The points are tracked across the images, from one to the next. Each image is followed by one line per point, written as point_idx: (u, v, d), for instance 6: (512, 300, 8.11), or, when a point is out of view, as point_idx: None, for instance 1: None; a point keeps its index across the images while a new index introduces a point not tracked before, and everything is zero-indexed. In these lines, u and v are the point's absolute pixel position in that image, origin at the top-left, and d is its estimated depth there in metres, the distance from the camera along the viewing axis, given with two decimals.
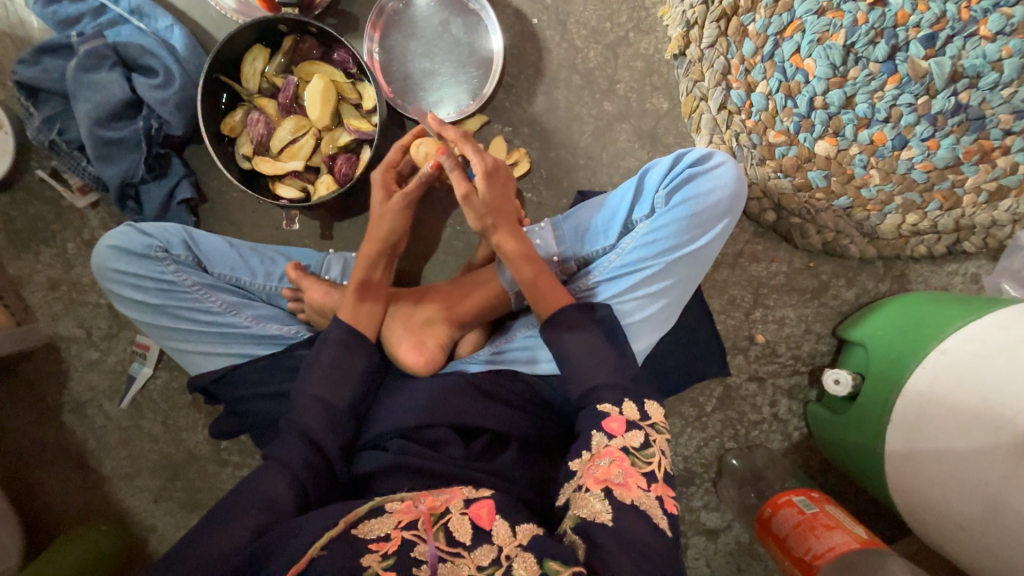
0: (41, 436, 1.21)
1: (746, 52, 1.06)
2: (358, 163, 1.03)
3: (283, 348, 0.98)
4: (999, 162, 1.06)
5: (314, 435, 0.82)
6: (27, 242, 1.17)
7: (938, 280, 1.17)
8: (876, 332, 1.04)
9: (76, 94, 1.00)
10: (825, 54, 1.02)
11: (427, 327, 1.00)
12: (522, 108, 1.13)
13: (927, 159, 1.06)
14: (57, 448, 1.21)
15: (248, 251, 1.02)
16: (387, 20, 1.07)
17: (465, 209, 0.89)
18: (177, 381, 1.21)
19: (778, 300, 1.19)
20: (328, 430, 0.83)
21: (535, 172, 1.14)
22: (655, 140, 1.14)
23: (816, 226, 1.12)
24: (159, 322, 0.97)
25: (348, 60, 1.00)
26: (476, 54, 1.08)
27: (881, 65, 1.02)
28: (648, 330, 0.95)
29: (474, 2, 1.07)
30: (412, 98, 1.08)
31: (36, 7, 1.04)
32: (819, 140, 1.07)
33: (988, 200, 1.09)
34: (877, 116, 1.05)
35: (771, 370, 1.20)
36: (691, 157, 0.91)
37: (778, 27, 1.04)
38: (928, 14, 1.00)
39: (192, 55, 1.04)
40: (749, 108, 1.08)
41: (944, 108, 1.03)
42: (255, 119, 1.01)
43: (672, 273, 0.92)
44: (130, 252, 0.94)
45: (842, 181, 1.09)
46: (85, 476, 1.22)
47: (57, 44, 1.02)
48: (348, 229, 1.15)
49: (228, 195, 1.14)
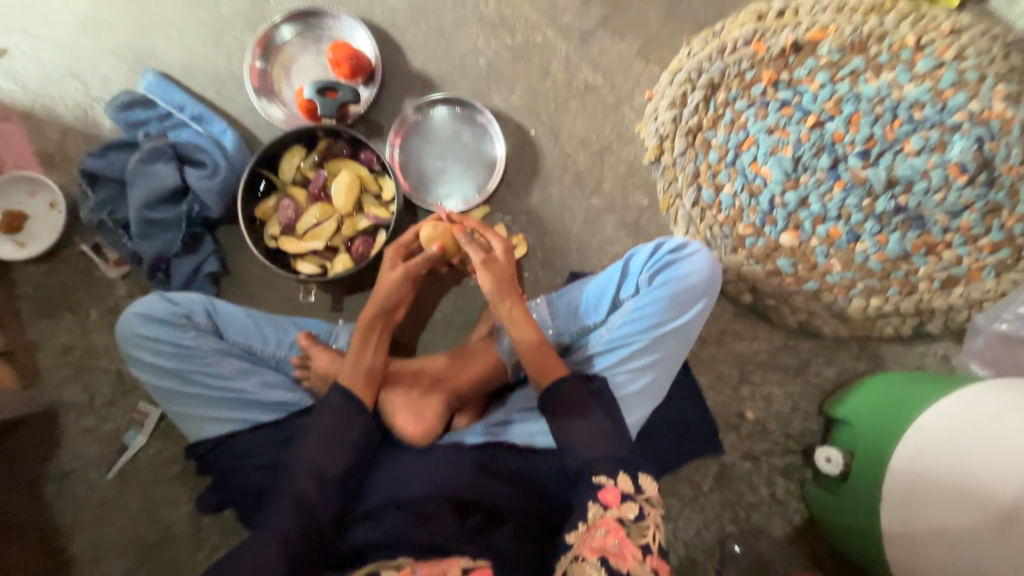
0: (19, 508, 1.19)
1: (711, 160, 1.23)
2: (373, 245, 1.15)
3: (285, 415, 1.01)
4: (944, 254, 1.20)
5: (307, 503, 0.84)
6: (52, 308, 1.24)
7: (910, 360, 1.24)
8: (861, 409, 1.08)
9: (133, 181, 1.15)
10: (778, 163, 1.20)
11: (426, 397, 1.03)
12: (521, 200, 1.28)
13: (879, 250, 1.20)
14: (32, 521, 1.19)
15: (263, 319, 1.08)
16: (407, 128, 1.26)
17: (482, 271, 0.99)
18: (170, 450, 1.20)
19: (763, 377, 1.25)
20: (320, 498, 0.85)
21: (532, 255, 1.27)
22: (638, 230, 1.28)
23: (790, 307, 1.22)
24: (171, 386, 1.01)
25: (373, 159, 1.16)
26: (482, 157, 1.26)
27: (827, 172, 1.20)
28: (641, 402, 1.01)
29: (481, 116, 1.26)
30: (426, 191, 1.25)
31: (112, 109, 1.22)
32: (783, 232, 1.22)
33: (941, 286, 1.21)
34: (830, 214, 1.21)
35: (764, 448, 1.23)
36: (670, 244, 1.02)
37: (736, 141, 1.22)
38: (859, 135, 1.20)
39: (239, 153, 1.21)
40: (719, 205, 1.23)
41: (887, 208, 1.19)
42: (286, 205, 1.15)
43: (659, 348, 1.00)
44: (155, 317, 1.01)
45: (808, 269, 1.22)
46: (56, 553, 1.18)
47: (125, 141, 1.19)
48: (357, 302, 1.24)
49: (250, 270, 1.24)
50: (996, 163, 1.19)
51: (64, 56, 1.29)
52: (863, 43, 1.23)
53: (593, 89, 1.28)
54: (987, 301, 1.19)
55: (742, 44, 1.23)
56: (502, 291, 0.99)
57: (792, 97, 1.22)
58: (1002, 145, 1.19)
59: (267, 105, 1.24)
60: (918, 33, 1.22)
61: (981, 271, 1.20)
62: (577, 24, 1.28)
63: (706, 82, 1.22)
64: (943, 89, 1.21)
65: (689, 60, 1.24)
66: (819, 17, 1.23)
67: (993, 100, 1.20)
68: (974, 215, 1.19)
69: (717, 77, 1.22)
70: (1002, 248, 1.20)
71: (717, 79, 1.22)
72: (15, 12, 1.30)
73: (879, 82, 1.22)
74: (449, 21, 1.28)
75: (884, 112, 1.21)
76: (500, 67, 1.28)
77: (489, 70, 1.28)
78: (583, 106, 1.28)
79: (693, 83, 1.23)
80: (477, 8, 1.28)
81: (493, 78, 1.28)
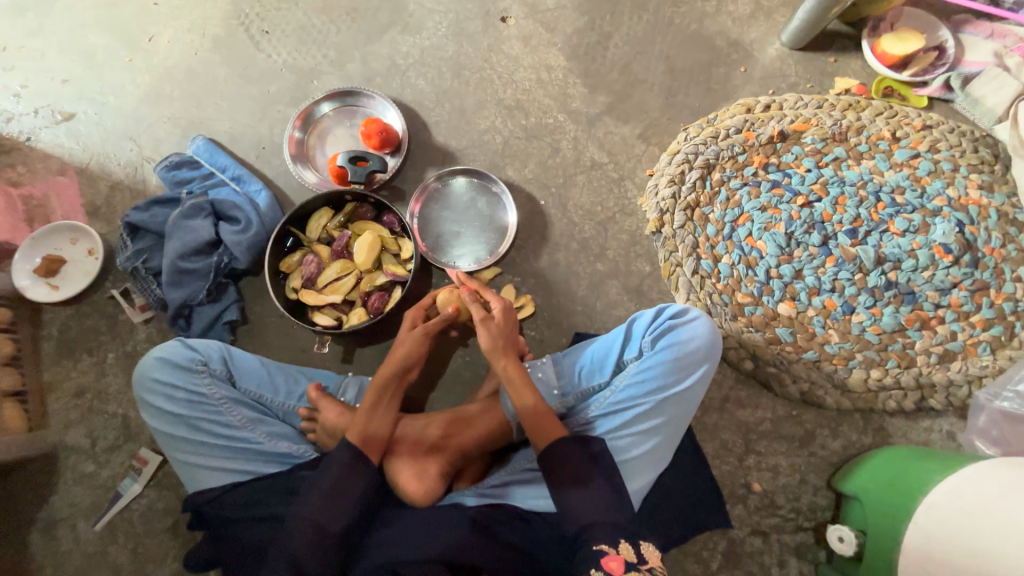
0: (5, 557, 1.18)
1: (709, 233, 1.32)
2: (388, 300, 1.22)
3: (289, 467, 1.01)
4: (938, 329, 1.24)
5: (301, 561, 0.84)
6: (71, 350, 1.28)
7: (916, 435, 1.24)
8: (870, 486, 1.09)
9: (171, 234, 1.24)
10: (772, 238, 1.29)
11: (431, 455, 1.03)
12: (530, 263, 1.35)
13: (875, 323, 1.25)
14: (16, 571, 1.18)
15: (275, 369, 1.12)
16: (427, 196, 1.37)
17: (480, 328, 1.05)
18: (163, 501, 1.20)
19: (768, 447, 1.24)
20: (315, 557, 0.84)
21: (539, 314, 1.32)
22: (641, 295, 1.33)
23: (791, 375, 1.24)
24: (178, 432, 1.02)
25: (394, 222, 1.25)
26: (495, 223, 1.36)
27: (819, 248, 1.28)
28: (645, 467, 1.01)
29: (495, 186, 1.37)
30: (441, 252, 1.33)
31: (161, 169, 1.34)
32: (780, 302, 1.27)
33: (939, 361, 1.23)
34: (824, 287, 1.26)
35: (774, 524, 1.21)
36: (670, 310, 1.07)
37: (732, 217, 1.31)
38: (846, 215, 1.29)
39: (270, 210, 1.31)
40: (718, 274, 1.30)
41: (878, 283, 1.26)
42: (309, 260, 1.23)
43: (662, 412, 1.01)
44: (173, 363, 1.04)
45: (806, 338, 1.25)
46: None
47: (168, 197, 1.30)
48: (367, 355, 1.28)
49: (267, 319, 1.30)
50: (977, 245, 1.27)
51: (125, 121, 1.44)
52: (844, 134, 1.36)
53: (598, 166, 1.40)
54: (986, 376, 1.21)
55: (733, 131, 1.36)
56: (500, 347, 1.02)
57: (782, 178, 1.33)
58: (981, 229, 1.28)
59: (301, 170, 1.36)
60: (892, 127, 1.36)
61: (977, 346, 1.23)
62: (585, 109, 1.43)
63: (702, 162, 1.34)
64: (921, 176, 1.32)
65: (685, 143, 1.37)
66: (802, 111, 1.38)
67: (968, 188, 1.31)
68: (963, 292, 1.25)
69: (712, 158, 1.34)
70: (994, 324, 1.24)
71: (712, 160, 1.34)
72: (88, 83, 1.47)
73: (861, 168, 1.33)
74: (470, 103, 1.44)
75: (867, 195, 1.31)
76: (515, 143, 1.41)
77: (505, 146, 1.41)
78: (588, 180, 1.39)
79: (691, 163, 1.35)
80: (496, 94, 1.44)
81: (507, 153, 1.41)
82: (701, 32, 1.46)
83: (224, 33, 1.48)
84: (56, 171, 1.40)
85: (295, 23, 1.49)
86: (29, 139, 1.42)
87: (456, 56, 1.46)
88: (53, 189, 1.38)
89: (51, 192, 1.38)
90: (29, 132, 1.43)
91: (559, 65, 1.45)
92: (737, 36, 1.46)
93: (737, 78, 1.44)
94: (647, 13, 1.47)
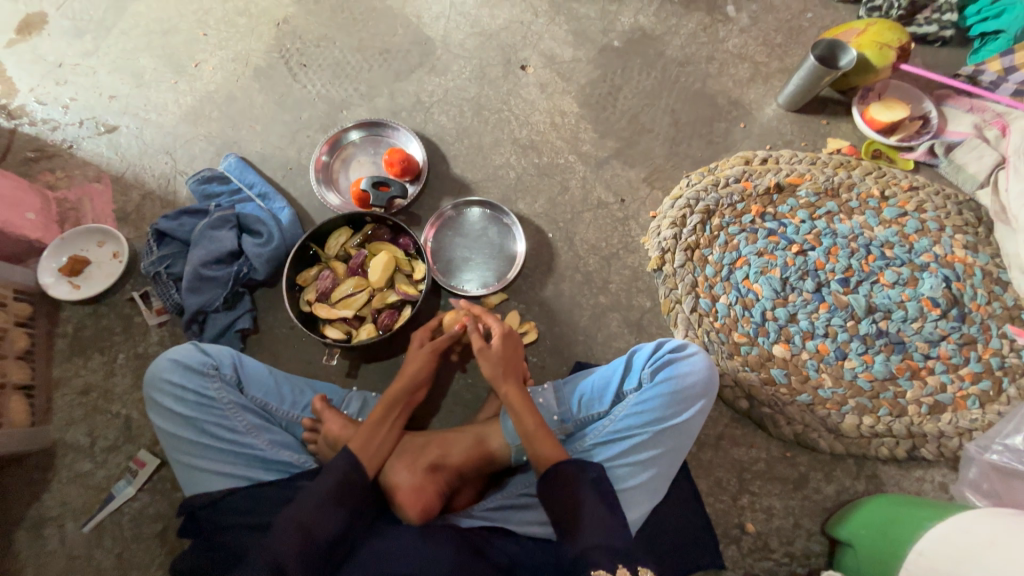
0: None
1: (708, 273, 1.38)
2: (398, 318, 1.27)
3: (287, 477, 1.03)
4: (928, 379, 1.28)
5: (283, 566, 0.83)
6: (84, 348, 1.32)
7: (909, 485, 1.25)
8: (861, 531, 1.10)
9: (197, 243, 1.31)
10: (768, 282, 1.35)
11: (430, 474, 1.02)
12: (535, 291, 1.40)
13: (866, 369, 1.29)
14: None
15: (282, 378, 1.15)
16: (442, 222, 1.44)
17: (480, 355, 1.10)
18: (155, 506, 1.21)
19: (762, 487, 1.25)
20: (300, 567, 0.84)
21: (541, 341, 1.36)
22: (641, 328, 1.38)
23: (785, 416, 1.26)
24: (182, 433, 1.04)
25: (409, 244, 1.31)
26: (504, 252, 1.42)
27: (812, 294, 1.34)
28: (642, 497, 1.03)
29: (507, 218, 1.44)
30: (451, 276, 1.40)
31: (193, 182, 1.42)
32: (775, 343, 1.31)
33: (930, 411, 1.26)
34: (817, 331, 1.31)
35: (767, 568, 1.20)
36: (669, 344, 1.11)
37: (729, 260, 1.38)
38: (839, 265, 1.36)
39: (292, 227, 1.38)
40: (715, 313, 1.35)
41: (869, 331, 1.31)
42: (325, 276, 1.28)
43: (660, 444, 1.04)
44: (186, 365, 1.07)
45: (800, 380, 1.28)
46: None
47: (197, 208, 1.37)
48: (372, 370, 1.32)
49: (278, 330, 1.35)
50: (964, 301, 1.33)
51: (163, 136, 1.54)
52: (836, 190, 1.45)
53: (604, 205, 1.48)
54: (976, 430, 1.24)
55: (732, 181, 1.45)
56: (502, 373, 1.07)
57: (778, 227, 1.41)
58: (967, 285, 1.35)
59: (325, 191, 1.44)
60: (881, 186, 1.45)
61: (966, 400, 1.26)
62: (594, 153, 1.53)
63: (703, 208, 1.42)
64: (909, 233, 1.40)
65: (688, 189, 1.46)
66: (797, 166, 1.47)
67: (954, 247, 1.39)
68: (951, 345, 1.30)
69: (712, 205, 1.42)
70: (982, 378, 1.28)
71: (713, 207, 1.42)
72: (133, 100, 1.58)
73: (852, 222, 1.41)
74: (488, 140, 1.54)
75: (858, 248, 1.38)
76: (527, 179, 1.50)
77: (517, 181, 1.50)
78: (595, 218, 1.47)
79: (692, 208, 1.43)
80: (513, 133, 1.55)
81: (520, 188, 1.50)
82: (704, 90, 1.59)
83: (265, 64, 1.61)
84: (93, 178, 1.48)
85: (331, 60, 1.61)
86: (72, 147, 1.51)
87: (477, 97, 1.58)
88: (87, 194, 1.46)
89: (85, 196, 1.46)
90: (72, 140, 1.52)
91: (572, 111, 1.57)
92: (737, 96, 1.59)
93: (736, 133, 1.55)
94: (655, 71, 1.61)
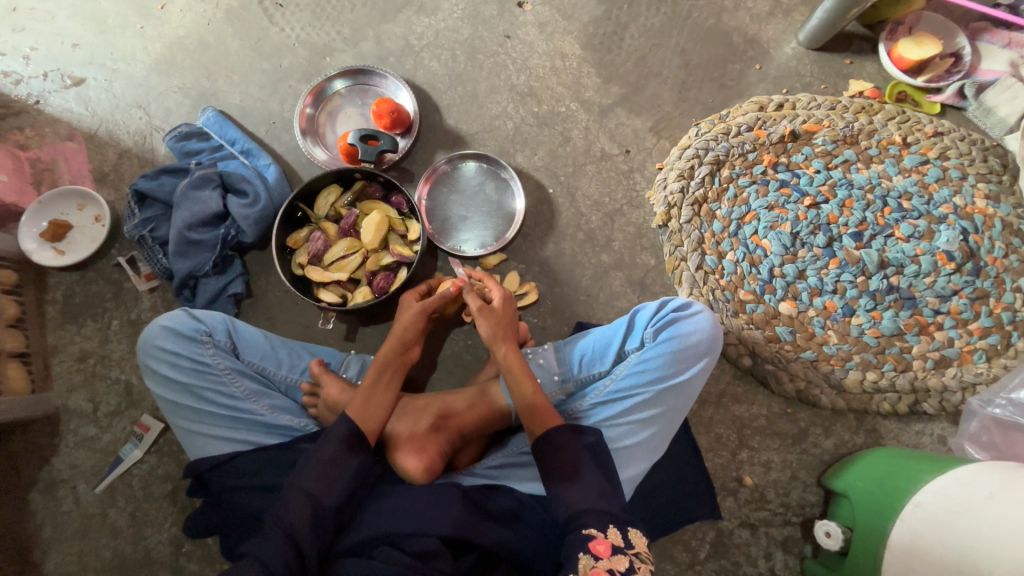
0: (6, 514, 1.22)
1: (715, 229, 1.32)
2: (394, 280, 1.23)
3: (288, 440, 1.03)
4: (936, 335, 1.26)
5: (285, 530, 0.84)
6: (76, 315, 1.30)
7: (908, 438, 1.26)
8: (856, 482, 1.12)
9: (180, 204, 1.25)
10: (778, 237, 1.29)
11: (432, 434, 1.03)
12: (535, 251, 1.35)
13: (874, 326, 1.26)
14: (18, 528, 1.22)
15: (278, 343, 1.13)
16: (438, 178, 1.37)
17: (481, 313, 1.07)
18: (163, 467, 1.23)
19: (762, 442, 1.26)
20: (310, 532, 0.85)
21: (542, 302, 1.33)
22: (644, 287, 1.34)
23: (788, 373, 1.25)
24: (180, 400, 1.04)
25: (402, 203, 1.25)
26: (503, 209, 1.36)
27: (823, 249, 1.28)
28: (640, 456, 1.03)
29: (505, 173, 1.37)
30: (448, 235, 1.34)
31: (170, 139, 1.34)
32: (781, 301, 1.28)
33: (935, 366, 1.25)
34: (826, 288, 1.27)
35: (762, 518, 1.24)
36: (674, 303, 1.08)
37: (738, 214, 1.32)
38: (852, 218, 1.29)
39: (279, 185, 1.31)
40: (722, 270, 1.30)
41: (879, 286, 1.27)
42: (316, 237, 1.23)
43: (660, 402, 1.03)
44: (178, 332, 1.04)
45: (806, 338, 1.26)
46: (28, 563, 1.20)
47: (177, 167, 1.30)
48: (370, 334, 1.30)
49: (272, 294, 1.32)
50: (981, 254, 1.28)
51: (135, 88, 1.43)
52: (854, 137, 1.36)
53: (608, 157, 1.40)
54: (980, 384, 1.23)
55: (744, 129, 1.36)
56: (499, 335, 1.05)
57: (791, 178, 1.33)
58: (985, 238, 1.29)
59: (311, 147, 1.36)
60: (904, 132, 1.35)
61: (973, 354, 1.25)
62: (597, 100, 1.42)
63: (712, 158, 1.33)
64: (929, 183, 1.32)
65: (696, 139, 1.37)
66: (814, 111, 1.37)
67: (975, 197, 1.32)
68: (963, 300, 1.26)
69: (722, 155, 1.34)
70: (991, 333, 1.25)
71: (723, 157, 1.34)
72: (99, 48, 1.46)
73: (870, 171, 1.33)
74: (483, 88, 1.43)
75: (874, 200, 1.31)
76: (526, 130, 1.41)
77: (515, 132, 1.41)
78: (598, 171, 1.39)
79: (700, 159, 1.35)
80: (510, 80, 1.43)
81: (518, 140, 1.41)
82: (718, 27, 1.46)
83: (238, 4, 1.47)
84: (64, 136, 1.39)
85: None
86: (38, 102, 1.41)
87: (471, 39, 1.45)
88: (60, 154, 1.38)
89: (59, 156, 1.38)
90: (38, 95, 1.42)
91: (574, 53, 1.45)
92: (754, 32, 1.45)
93: (751, 75, 1.44)
94: (665, 6, 1.46)
